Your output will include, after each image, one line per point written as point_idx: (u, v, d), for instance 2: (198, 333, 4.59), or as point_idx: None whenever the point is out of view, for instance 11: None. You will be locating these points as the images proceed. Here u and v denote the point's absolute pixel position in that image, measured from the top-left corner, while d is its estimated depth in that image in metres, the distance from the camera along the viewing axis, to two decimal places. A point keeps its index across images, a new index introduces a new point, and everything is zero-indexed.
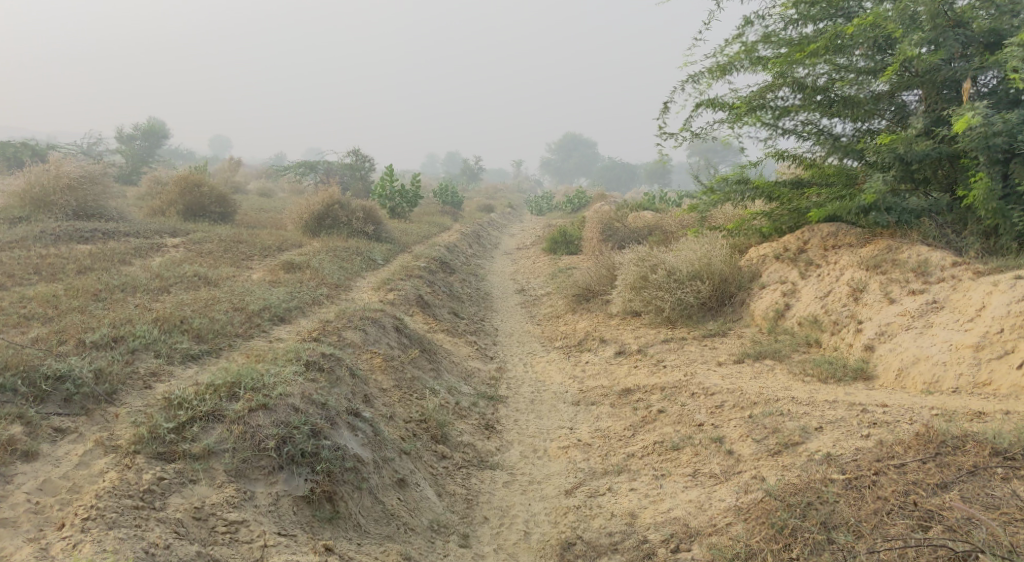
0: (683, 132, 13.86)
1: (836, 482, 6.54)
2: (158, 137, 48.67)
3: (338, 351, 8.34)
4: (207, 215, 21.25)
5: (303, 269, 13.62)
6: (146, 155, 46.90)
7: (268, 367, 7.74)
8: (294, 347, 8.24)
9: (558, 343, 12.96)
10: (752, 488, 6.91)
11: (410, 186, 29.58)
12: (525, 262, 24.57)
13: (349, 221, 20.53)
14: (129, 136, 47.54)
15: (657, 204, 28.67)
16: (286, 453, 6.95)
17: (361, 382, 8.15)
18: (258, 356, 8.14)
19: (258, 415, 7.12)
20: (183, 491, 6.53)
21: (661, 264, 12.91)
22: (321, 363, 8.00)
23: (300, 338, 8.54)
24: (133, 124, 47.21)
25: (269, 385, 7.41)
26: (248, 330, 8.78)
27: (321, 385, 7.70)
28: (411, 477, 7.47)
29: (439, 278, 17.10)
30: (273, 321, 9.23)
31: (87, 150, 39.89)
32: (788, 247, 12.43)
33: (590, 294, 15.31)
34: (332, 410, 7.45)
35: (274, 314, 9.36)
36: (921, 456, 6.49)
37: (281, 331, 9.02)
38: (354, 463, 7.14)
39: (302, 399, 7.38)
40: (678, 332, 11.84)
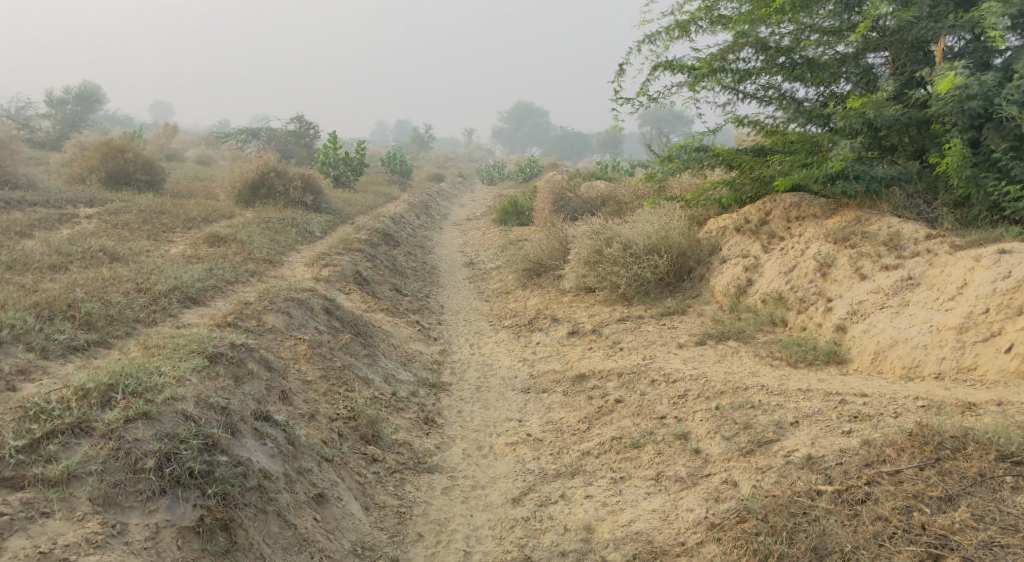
0: (639, 96, 13.06)
1: (824, 496, 5.88)
2: (92, 101, 46.47)
3: (251, 341, 7.45)
4: (132, 183, 20.00)
5: (229, 243, 12.60)
6: (80, 121, 44.82)
7: (158, 365, 6.73)
8: (197, 338, 7.25)
9: (507, 322, 12.17)
10: (724, 495, 6.26)
11: (355, 154, 28.41)
12: (475, 234, 23.67)
13: (286, 189, 19.42)
14: (60, 100, 45.40)
15: (610, 174, 27.91)
16: (169, 474, 5.97)
17: (278, 376, 7.30)
18: (155, 348, 7.15)
19: (136, 427, 6.12)
20: (28, 529, 5.53)
21: (616, 237, 12.14)
22: (230, 355, 7.10)
23: (210, 325, 7.61)
24: (64, 88, 44.99)
25: (154, 389, 6.41)
26: (150, 315, 7.79)
27: (223, 385, 6.78)
28: (331, 491, 6.64)
29: (383, 251, 16.15)
30: (181, 304, 8.25)
31: (13, 115, 37.93)
32: (748, 219, 11.73)
33: (542, 268, 14.52)
34: (234, 416, 6.53)
35: (182, 296, 8.38)
36: (919, 463, 5.85)
37: (191, 315, 8.05)
38: (257, 481, 6.25)
39: (195, 405, 6.42)
40: (635, 310, 11.10)
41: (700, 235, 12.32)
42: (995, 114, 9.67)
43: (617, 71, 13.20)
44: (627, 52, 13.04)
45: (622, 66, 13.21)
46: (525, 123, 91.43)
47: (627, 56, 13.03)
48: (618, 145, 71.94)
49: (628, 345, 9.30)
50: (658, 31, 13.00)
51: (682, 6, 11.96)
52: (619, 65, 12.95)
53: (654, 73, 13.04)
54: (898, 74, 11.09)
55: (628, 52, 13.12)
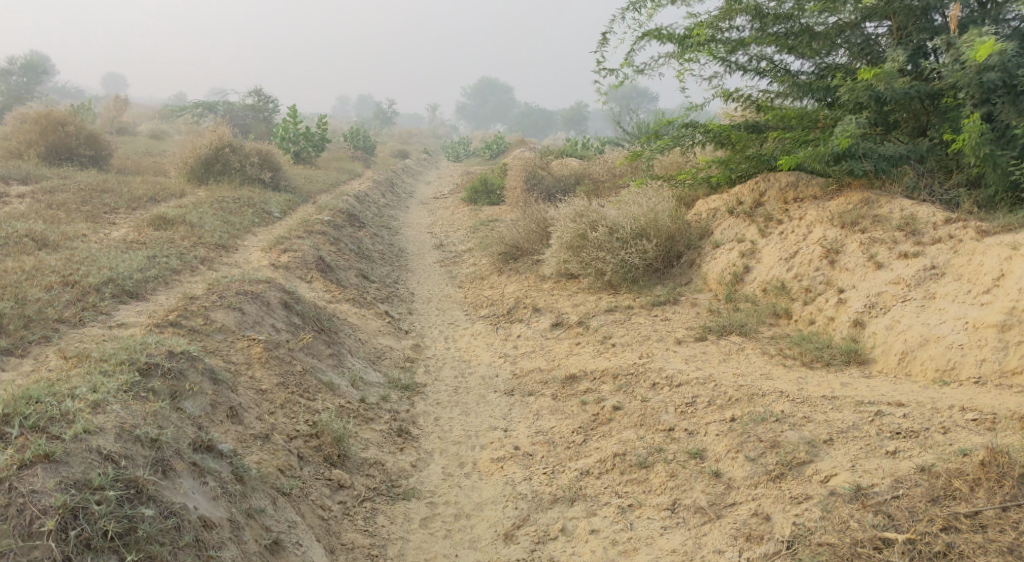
0: (623, 67, 12.19)
1: (895, 545, 5.27)
2: (39, 72, 44.38)
3: (194, 348, 6.48)
4: (74, 158, 18.71)
5: (177, 226, 11.53)
6: (27, 94, 42.82)
7: (73, 386, 5.74)
8: (126, 347, 6.25)
9: (484, 313, 11.30)
10: (757, 532, 5.64)
11: (316, 130, 27.16)
12: (443, 213, 22.67)
13: (242, 165, 18.25)
14: (7, 71, 43.24)
15: (581, 152, 27.05)
16: (77, 537, 4.97)
17: (225, 390, 6.36)
18: (76, 359, 6.16)
19: (37, 474, 5.11)
20: None
21: (601, 220, 11.27)
22: (165, 367, 6.15)
23: (145, 327, 6.63)
24: (10, 60, 42.84)
25: (65, 420, 5.44)
26: (77, 313, 6.77)
27: (154, 409, 5.81)
28: (289, 536, 5.72)
29: (347, 234, 15.13)
30: (113, 299, 7.23)
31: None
32: (742, 201, 10.93)
33: (519, 252, 13.66)
34: (165, 451, 5.58)
35: (114, 289, 7.36)
36: (1000, 502, 5.28)
37: (125, 312, 7.05)
38: (195, 536, 5.29)
39: (116, 440, 5.45)
40: (623, 300, 10.28)
41: (689, 217, 11.51)
42: (1016, 86, 8.88)
43: (600, 41, 12.30)
44: (610, 21, 12.16)
45: (605, 35, 12.31)
46: (490, 99, 90.06)
47: (611, 25, 12.15)
48: (584, 122, 71.11)
49: (621, 342, 8.47)
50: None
51: None
52: (603, 34, 12.06)
53: (639, 43, 12.16)
54: (903, 44, 10.29)
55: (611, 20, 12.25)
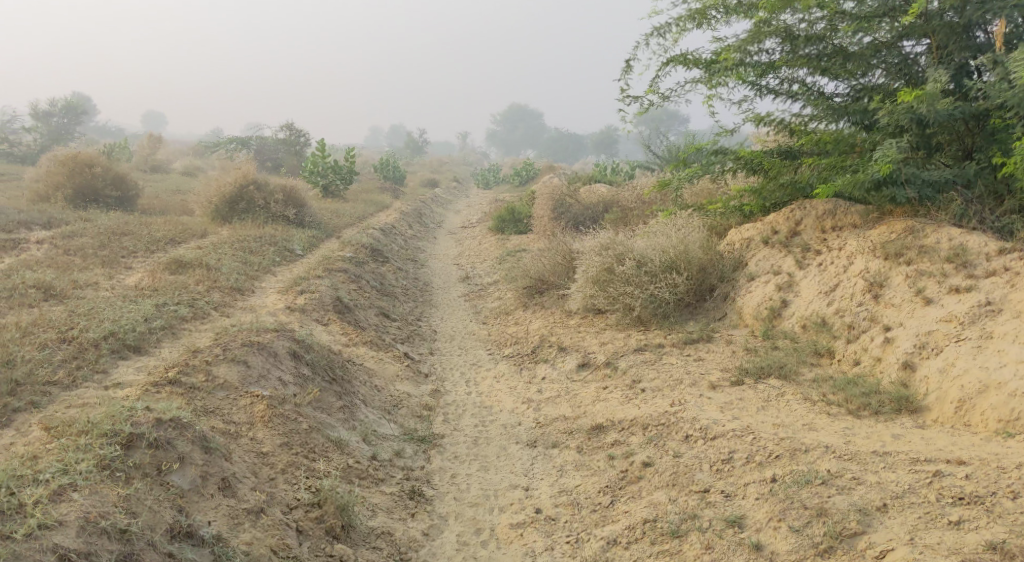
0: (649, 94, 11.76)
1: None
2: (78, 113, 45.11)
3: (187, 414, 6.21)
4: (101, 200, 18.66)
5: (193, 269, 11.26)
6: (64, 134, 43.42)
7: (43, 468, 5.56)
8: (112, 414, 6.03)
9: (508, 352, 10.86)
10: None
11: (343, 163, 27.03)
12: (470, 244, 22.32)
13: (267, 202, 18.03)
14: (47, 112, 43.93)
15: (611, 177, 26.61)
16: None
17: (218, 458, 6.09)
18: (59, 429, 5.97)
19: None
20: None
21: (628, 253, 10.80)
22: (149, 439, 5.91)
23: (138, 392, 6.39)
24: (50, 102, 43.58)
25: (25, 513, 5.25)
26: (69, 374, 6.59)
27: (128, 493, 5.57)
28: None
29: (370, 269, 14.80)
30: (112, 356, 7.00)
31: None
32: (777, 230, 10.42)
33: (545, 286, 13.22)
34: (133, 543, 5.35)
35: (114, 344, 7.13)
36: None
37: (123, 369, 6.82)
38: None
39: (77, 536, 5.24)
40: (653, 337, 9.78)
41: (721, 248, 11.00)
42: None
43: (624, 67, 11.89)
44: (634, 47, 11.76)
45: (629, 62, 11.90)
46: (520, 125, 90.08)
47: (635, 51, 11.74)
48: (614, 146, 70.70)
49: (652, 387, 7.98)
50: (669, 22, 11.71)
51: None
52: (626, 60, 11.65)
53: (665, 69, 11.73)
54: (944, 63, 9.75)
55: (635, 46, 11.83)
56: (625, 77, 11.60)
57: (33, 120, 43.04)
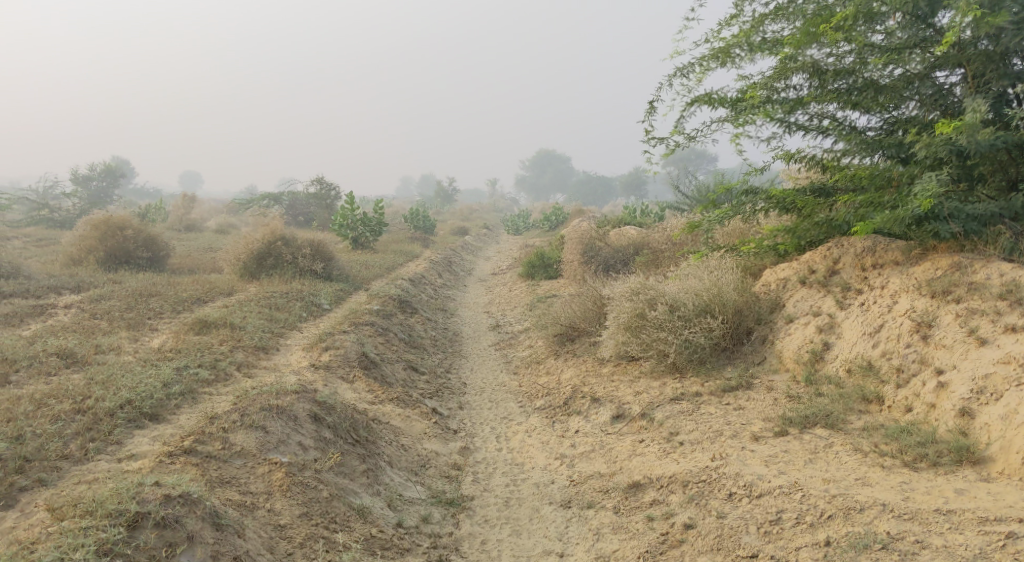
0: (674, 135, 11.50)
1: None
2: (117, 175, 46.06)
3: (197, 489, 6.09)
4: (132, 262, 18.73)
5: (218, 329, 11.11)
6: (102, 197, 44.18)
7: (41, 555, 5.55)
8: (117, 492, 5.96)
9: (540, 404, 10.52)
10: None
11: (372, 214, 27.03)
12: (501, 291, 22.06)
13: (295, 257, 17.95)
14: (87, 177, 44.85)
15: (641, 218, 26.30)
16: None
17: (229, 534, 5.99)
18: (66, 506, 5.92)
19: None
20: None
21: (660, 297, 10.43)
22: (154, 518, 5.82)
23: (148, 468, 6.32)
24: (89, 167, 44.60)
25: None
26: (81, 447, 6.59)
27: None
28: None
29: (398, 321, 14.57)
30: (128, 425, 6.97)
31: (36, 198, 37.52)
32: (814, 269, 10.04)
33: (575, 332, 12.87)
34: None
35: (130, 412, 7.09)
36: None
37: (139, 440, 6.78)
38: None
39: None
40: (690, 386, 9.38)
41: (756, 289, 10.61)
42: None
43: (647, 109, 11.66)
44: (657, 88, 11.53)
45: (652, 103, 11.66)
46: (548, 170, 90.34)
47: (658, 92, 11.51)
48: (643, 187, 70.48)
49: (690, 440, 7.57)
50: (691, 62, 11.48)
51: (719, 32, 10.44)
52: (649, 102, 11.42)
53: (690, 109, 11.48)
54: (981, 92, 9.37)
55: (658, 87, 11.61)
56: (649, 119, 11.36)
57: (72, 185, 43.95)
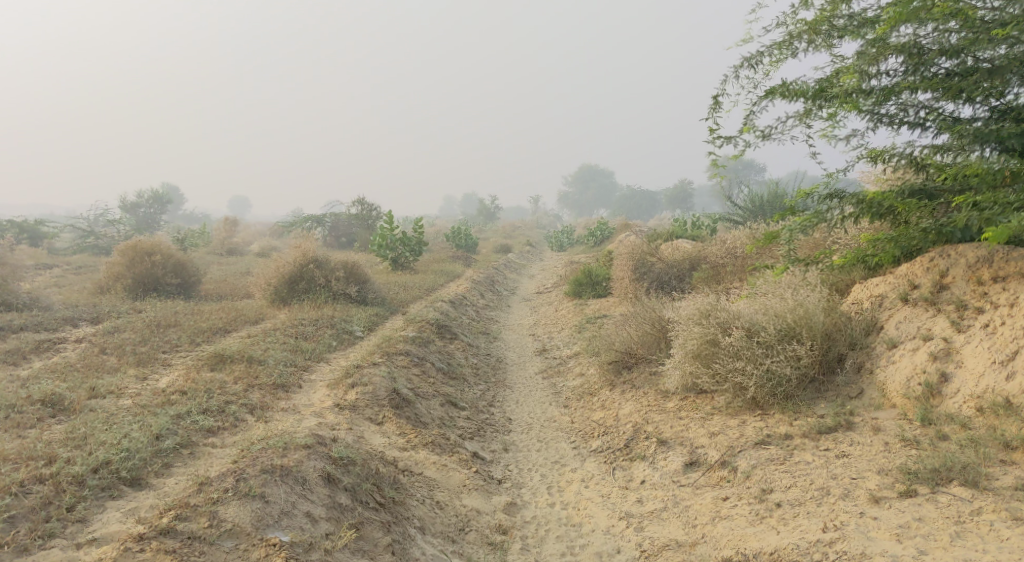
0: (743, 134, 10.15)
1: None
2: (163, 202, 45.89)
3: None
4: (161, 290, 17.74)
5: (235, 364, 9.93)
6: (148, 226, 43.88)
7: None
8: None
9: (596, 445, 9.17)
10: None
11: (412, 234, 25.84)
12: (546, 311, 20.70)
13: (328, 281, 16.80)
14: (134, 204, 44.67)
15: (693, 231, 24.72)
16: None
17: None
18: None
19: None
20: None
21: (734, 319, 9.02)
22: None
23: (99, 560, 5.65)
24: (138, 193, 44.55)
25: None
26: (34, 529, 5.85)
27: None
28: None
29: (436, 349, 13.28)
30: (98, 496, 6.21)
31: (81, 226, 37.19)
32: (917, 284, 8.60)
33: (632, 359, 11.49)
34: None
35: (104, 478, 6.33)
36: None
37: (108, 518, 6.04)
38: None
39: None
40: (777, 426, 7.99)
41: (845, 307, 9.16)
42: None
43: (710, 106, 10.31)
44: (722, 81, 10.19)
45: (716, 99, 10.32)
46: (591, 185, 88.84)
47: (723, 85, 10.16)
48: (688, 200, 68.61)
49: (788, 501, 6.59)
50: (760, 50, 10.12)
51: (795, 14, 9.09)
52: (714, 96, 10.07)
53: (760, 104, 10.11)
54: None
55: (722, 80, 10.27)
56: (714, 116, 10.01)
57: (121, 212, 43.82)
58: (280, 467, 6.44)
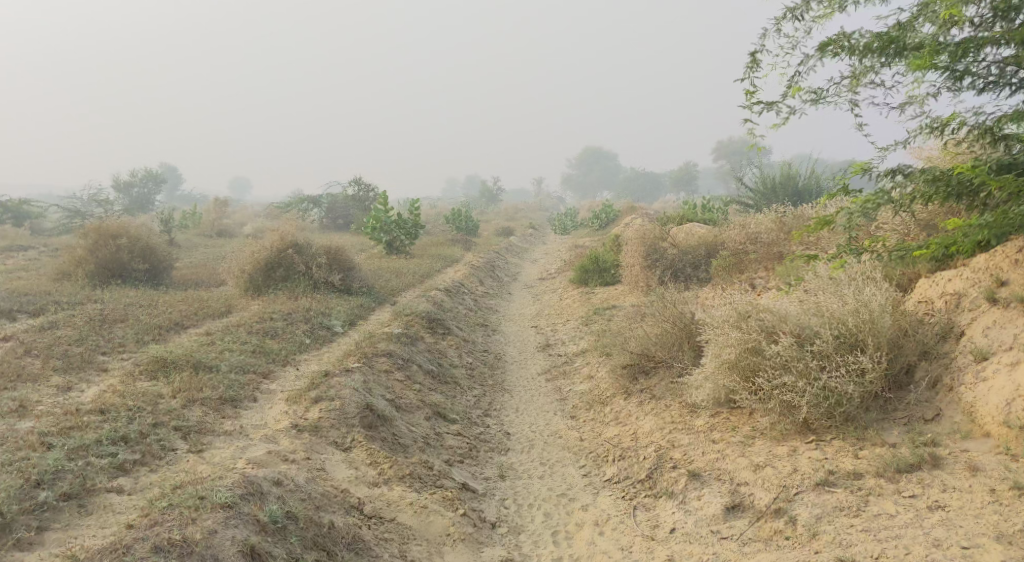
0: (785, 99, 8.65)
1: None
2: (158, 181, 44.18)
3: None
4: (128, 276, 16.05)
5: (180, 371, 8.33)
6: (141, 207, 42.23)
7: None
8: None
9: (611, 473, 7.61)
10: None
11: (408, 216, 24.13)
12: (550, 300, 19.05)
13: (309, 268, 15.14)
14: (127, 184, 42.91)
15: (705, 214, 23.04)
16: None
17: None
18: None
19: None
20: None
21: (780, 320, 7.43)
22: None
23: None
24: (131, 172, 42.85)
25: None
26: None
27: None
28: None
29: (424, 348, 11.64)
30: None
31: (66, 207, 35.44)
32: (1006, 280, 7.00)
33: (651, 363, 9.85)
34: None
35: None
36: None
37: None
38: None
39: None
40: (840, 459, 6.41)
41: (909, 305, 7.54)
42: None
43: (747, 65, 8.74)
44: (760, 36, 8.65)
45: (754, 57, 8.78)
46: (595, 167, 87.00)
47: (762, 40, 8.62)
48: (694, 182, 66.79)
49: None
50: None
51: None
52: (753, 54, 8.52)
53: (806, 63, 8.54)
54: None
55: (760, 35, 8.73)
56: (751, 77, 8.51)
57: (114, 192, 42.14)
58: (179, 542, 5.31)
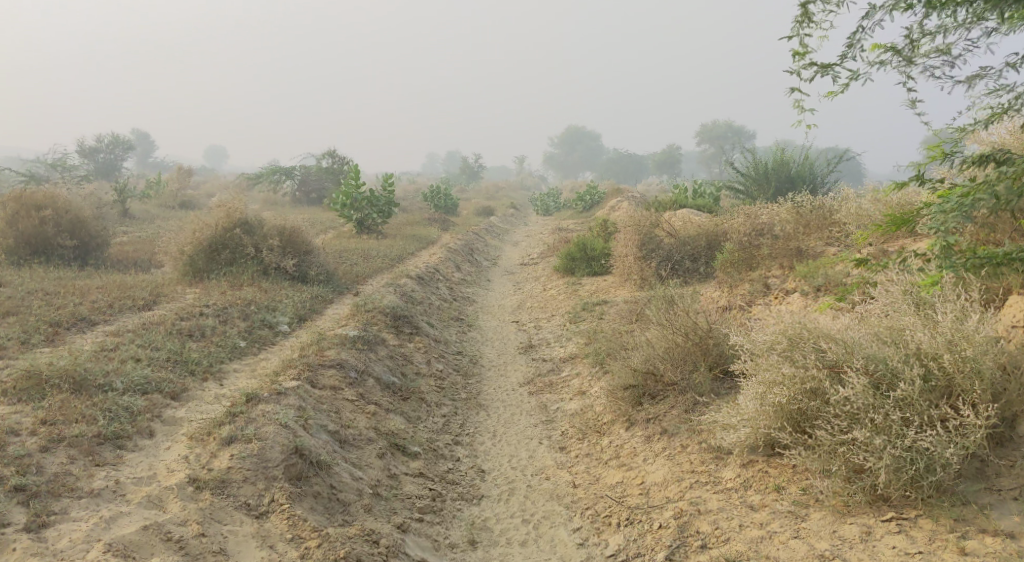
0: (843, 61, 6.88)
1: None
2: (125, 146, 41.72)
3: None
4: (55, 253, 13.30)
5: (56, 393, 6.39)
6: (106, 172, 39.79)
7: None
8: None
9: (617, 545, 5.85)
10: None
11: (382, 192, 22.04)
12: (533, 290, 17.16)
13: (259, 250, 13.13)
14: (94, 149, 40.49)
15: (699, 199, 21.12)
16: None
17: None
18: None
19: None
20: None
21: (844, 352, 5.64)
22: None
23: None
24: (96, 136, 40.34)
25: None
26: None
27: None
28: None
29: (384, 354, 9.71)
30: None
31: (23, 171, 33.04)
32: None
33: (658, 385, 7.94)
34: None
35: None
36: None
37: None
38: None
39: None
40: (938, 553, 4.96)
41: (1003, 330, 5.64)
42: None
43: (799, 17, 6.97)
44: None
45: (806, 7, 7.00)
46: (578, 147, 84.91)
47: None
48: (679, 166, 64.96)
49: None
50: None
51: None
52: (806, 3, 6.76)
53: (873, 15, 6.75)
54: None
55: None
56: (802, 33, 6.76)
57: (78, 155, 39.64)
58: None
